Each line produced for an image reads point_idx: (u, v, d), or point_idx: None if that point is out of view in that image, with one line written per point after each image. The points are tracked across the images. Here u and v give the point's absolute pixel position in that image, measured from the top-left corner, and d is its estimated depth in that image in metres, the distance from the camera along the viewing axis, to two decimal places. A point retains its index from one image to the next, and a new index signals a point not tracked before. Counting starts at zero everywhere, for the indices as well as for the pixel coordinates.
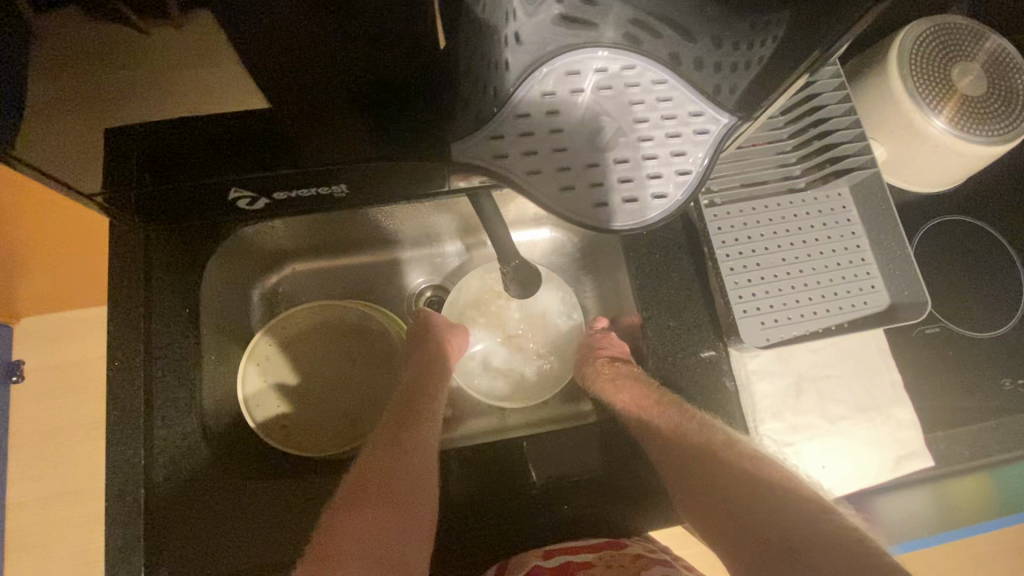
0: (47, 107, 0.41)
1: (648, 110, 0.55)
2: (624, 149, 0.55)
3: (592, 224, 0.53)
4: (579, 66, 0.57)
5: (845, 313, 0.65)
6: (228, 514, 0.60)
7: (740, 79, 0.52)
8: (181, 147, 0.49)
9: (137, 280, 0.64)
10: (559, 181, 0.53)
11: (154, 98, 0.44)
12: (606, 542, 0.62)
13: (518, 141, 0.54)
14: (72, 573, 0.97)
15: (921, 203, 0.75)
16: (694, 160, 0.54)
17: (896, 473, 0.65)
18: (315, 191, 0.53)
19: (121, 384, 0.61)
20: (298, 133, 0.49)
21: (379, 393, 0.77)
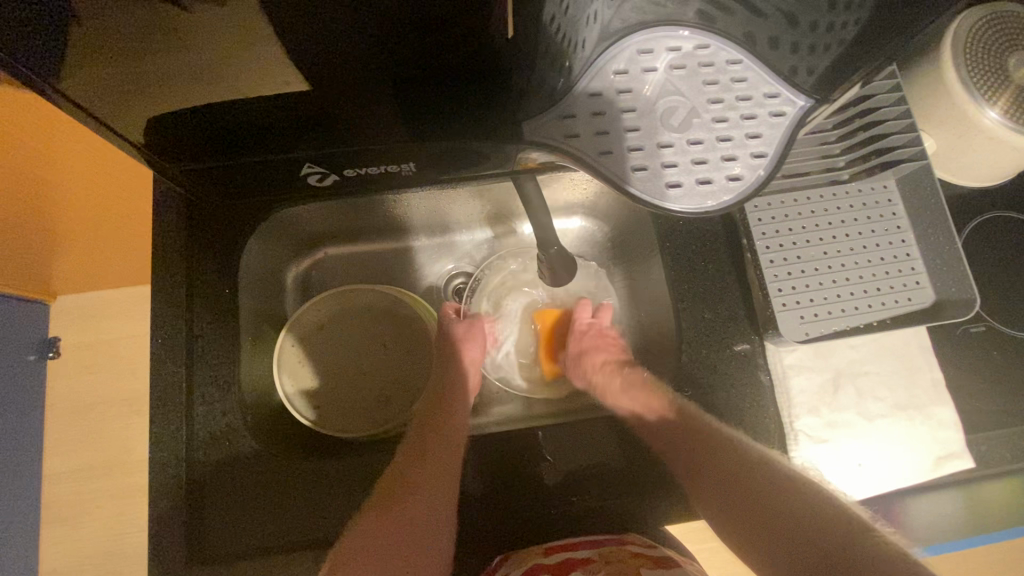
0: (92, 88, 0.40)
1: (723, 90, 0.54)
2: (698, 130, 0.53)
3: (665, 205, 0.51)
4: (652, 45, 0.55)
5: (889, 309, 0.64)
6: (266, 490, 0.62)
7: (818, 61, 0.52)
8: (236, 126, 0.46)
9: (180, 261, 0.66)
10: (631, 160, 0.52)
11: (201, 82, 0.41)
12: (608, 537, 0.60)
13: (589, 121, 0.53)
14: (105, 543, 1.00)
15: (969, 198, 0.73)
16: (771, 142, 0.52)
17: (935, 473, 0.64)
18: (382, 170, 0.51)
19: (164, 362, 0.63)
20: (348, 115, 0.46)
21: (412, 378, 0.79)
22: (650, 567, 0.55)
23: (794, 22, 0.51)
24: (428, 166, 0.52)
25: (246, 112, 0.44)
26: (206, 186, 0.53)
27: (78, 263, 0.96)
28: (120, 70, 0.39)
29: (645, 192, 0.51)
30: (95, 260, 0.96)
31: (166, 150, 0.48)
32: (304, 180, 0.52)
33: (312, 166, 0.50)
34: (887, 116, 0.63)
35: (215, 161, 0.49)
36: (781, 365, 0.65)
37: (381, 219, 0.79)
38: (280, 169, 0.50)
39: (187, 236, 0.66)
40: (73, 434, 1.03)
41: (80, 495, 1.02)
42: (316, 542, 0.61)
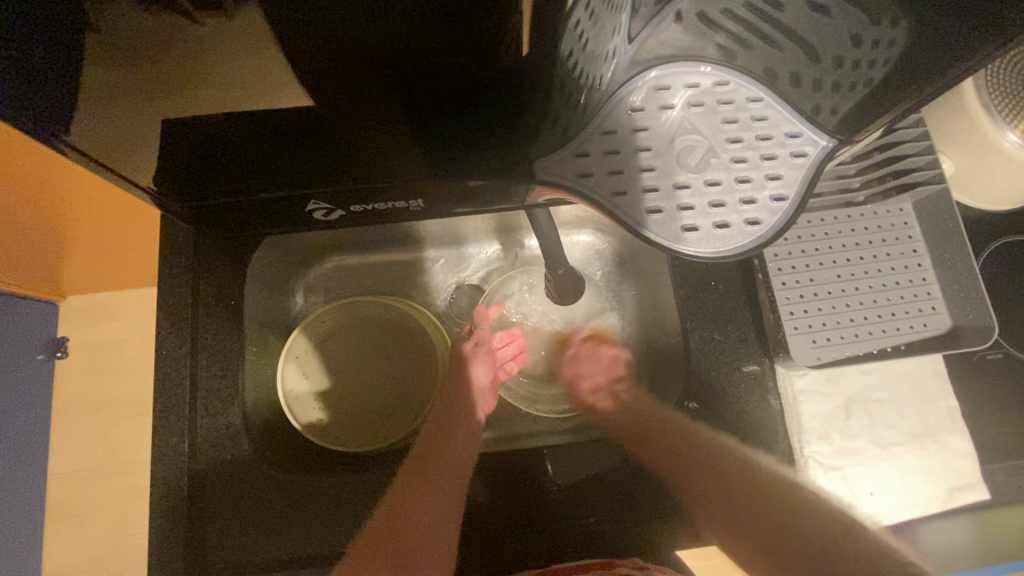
0: (102, 100, 0.37)
1: (742, 129, 0.54)
2: (715, 170, 0.52)
3: (681, 250, 0.50)
4: (669, 81, 0.55)
5: (905, 335, 0.63)
6: (267, 506, 0.61)
7: (842, 100, 0.51)
8: (239, 168, 0.46)
9: (186, 270, 0.65)
10: (645, 203, 0.51)
11: (209, 100, 0.39)
12: (598, 563, 0.60)
13: (603, 159, 0.52)
14: (107, 544, 1.00)
15: (987, 222, 0.71)
16: (789, 185, 0.51)
17: (948, 505, 0.62)
18: (387, 206, 0.52)
19: (167, 372, 0.62)
20: (358, 146, 0.44)
21: (417, 391, 0.78)
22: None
23: (816, 57, 0.51)
24: (431, 201, 0.52)
25: (248, 153, 0.44)
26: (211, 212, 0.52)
27: (87, 266, 0.96)
28: (124, 89, 0.37)
29: (660, 236, 0.50)
30: (105, 262, 0.96)
31: (177, 189, 0.49)
32: (311, 215, 0.53)
33: (319, 202, 0.50)
34: (905, 140, 0.62)
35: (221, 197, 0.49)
36: (792, 390, 0.64)
37: (389, 231, 0.79)
38: (289, 202, 0.50)
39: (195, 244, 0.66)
40: (79, 435, 1.04)
41: (84, 497, 1.02)
42: (316, 558, 0.60)
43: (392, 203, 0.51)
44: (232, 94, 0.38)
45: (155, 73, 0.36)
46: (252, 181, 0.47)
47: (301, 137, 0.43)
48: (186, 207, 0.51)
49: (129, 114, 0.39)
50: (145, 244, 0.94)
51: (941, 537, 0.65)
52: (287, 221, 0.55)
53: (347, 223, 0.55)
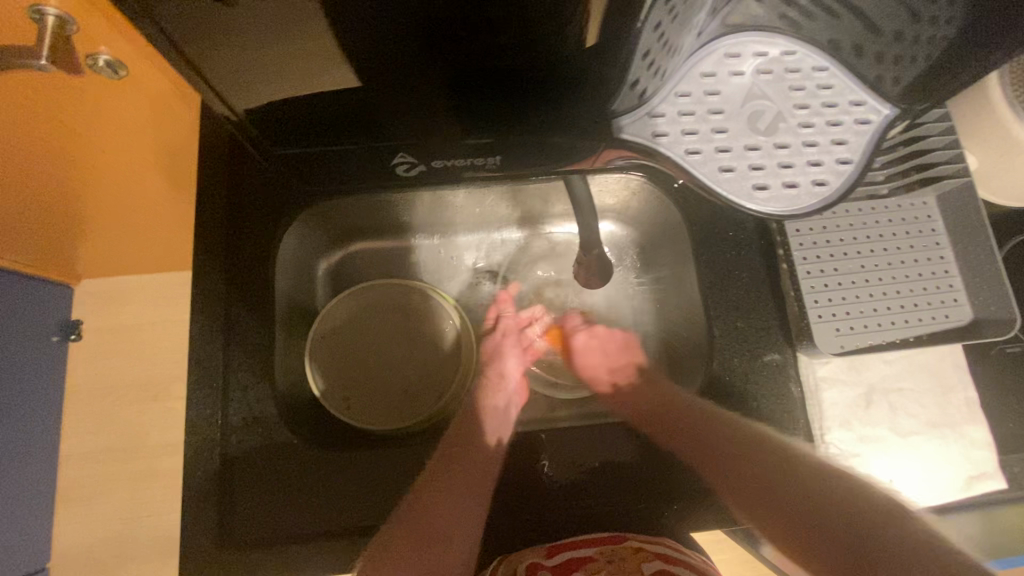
0: (232, 70, 0.40)
1: (809, 97, 0.55)
2: (784, 134, 0.54)
3: (751, 206, 0.53)
4: (739, 49, 0.56)
5: (927, 326, 0.64)
6: (297, 480, 0.63)
7: (906, 71, 0.52)
8: (332, 114, 0.46)
9: (221, 246, 0.67)
10: (717, 161, 0.53)
11: (293, 72, 0.41)
12: (609, 535, 0.60)
13: (677, 120, 0.54)
14: (110, 530, 0.95)
15: (1007, 219, 0.72)
16: (855, 148, 0.54)
17: (966, 493, 0.63)
18: (469, 162, 0.52)
19: (202, 345, 0.65)
20: (434, 98, 0.45)
21: (439, 376, 0.78)
22: (651, 563, 0.56)
23: (876, 29, 0.51)
24: (509, 159, 0.52)
25: (330, 103, 0.45)
26: (291, 167, 0.53)
27: (99, 250, 0.93)
28: (243, 67, 0.40)
29: (733, 192, 0.52)
30: (116, 249, 0.93)
31: (272, 130, 0.48)
32: (392, 168, 0.52)
33: (406, 155, 0.50)
34: (930, 134, 0.64)
35: (312, 142, 0.49)
36: (814, 376, 0.65)
37: (412, 215, 0.79)
38: (370, 158, 0.51)
39: (230, 221, 0.68)
40: (90, 417, 1.00)
41: (91, 480, 0.97)
42: (342, 529, 0.62)
43: (474, 158, 0.51)
44: (303, 64, 0.40)
45: (258, 58, 0.39)
46: (340, 137, 0.48)
47: (398, 90, 0.44)
48: (273, 151, 0.50)
49: (230, 89, 0.42)
50: (166, 237, 0.92)
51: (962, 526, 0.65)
52: (365, 175, 0.54)
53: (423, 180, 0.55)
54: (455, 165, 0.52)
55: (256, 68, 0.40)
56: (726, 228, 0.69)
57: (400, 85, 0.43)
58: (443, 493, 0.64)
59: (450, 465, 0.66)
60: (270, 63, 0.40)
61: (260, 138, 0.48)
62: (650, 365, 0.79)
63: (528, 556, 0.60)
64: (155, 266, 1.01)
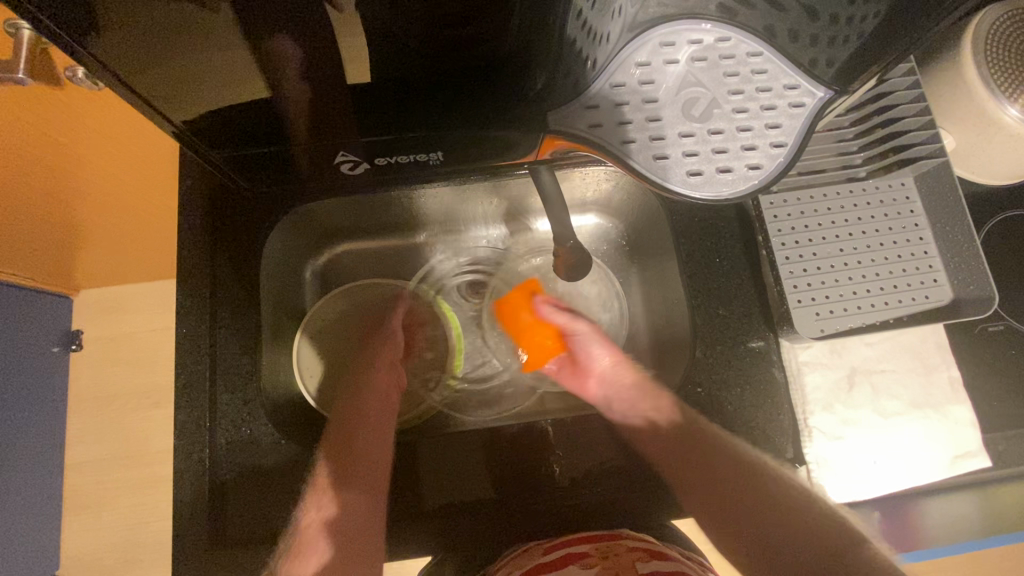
0: (168, 85, 0.40)
1: (743, 82, 0.52)
2: (718, 120, 0.52)
3: (685, 192, 0.50)
4: (674, 37, 0.53)
5: (906, 306, 0.64)
6: (288, 480, 0.64)
7: (838, 52, 0.50)
8: (272, 116, 0.45)
9: (205, 253, 0.68)
10: (652, 149, 0.51)
11: (220, 84, 0.41)
12: (604, 533, 0.61)
13: (613, 112, 0.51)
14: (120, 535, 0.96)
15: (989, 197, 0.72)
16: (790, 131, 0.51)
17: (953, 472, 0.63)
18: (414, 157, 0.49)
19: (188, 351, 0.65)
20: (377, 99, 0.44)
21: (423, 373, 0.81)
22: (645, 562, 0.57)
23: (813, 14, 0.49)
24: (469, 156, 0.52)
25: (273, 110, 0.44)
26: (241, 169, 0.51)
27: (96, 260, 0.94)
28: (178, 81, 0.40)
29: (669, 180, 0.50)
30: (113, 259, 0.94)
31: (209, 139, 0.47)
32: (336, 168, 0.51)
33: (348, 154, 0.49)
34: (907, 115, 0.63)
35: (256, 145, 0.47)
36: (796, 361, 0.66)
37: (396, 213, 0.79)
38: (315, 158, 0.49)
39: (213, 233, 0.68)
40: (96, 425, 1.00)
41: (99, 488, 0.98)
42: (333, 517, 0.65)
43: (418, 155, 0.49)
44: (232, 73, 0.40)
45: (199, 73, 0.39)
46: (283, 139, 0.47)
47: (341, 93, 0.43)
48: (216, 155, 0.48)
49: (166, 104, 0.42)
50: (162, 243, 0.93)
51: (944, 506, 0.65)
52: (311, 176, 0.53)
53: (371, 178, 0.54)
54: (399, 163, 0.50)
55: (190, 80, 0.40)
56: (706, 217, 0.70)
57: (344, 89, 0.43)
58: (344, 491, 0.66)
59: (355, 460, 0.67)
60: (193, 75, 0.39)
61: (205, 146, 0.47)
62: (639, 354, 0.80)
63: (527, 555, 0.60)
64: (152, 274, 1.01)
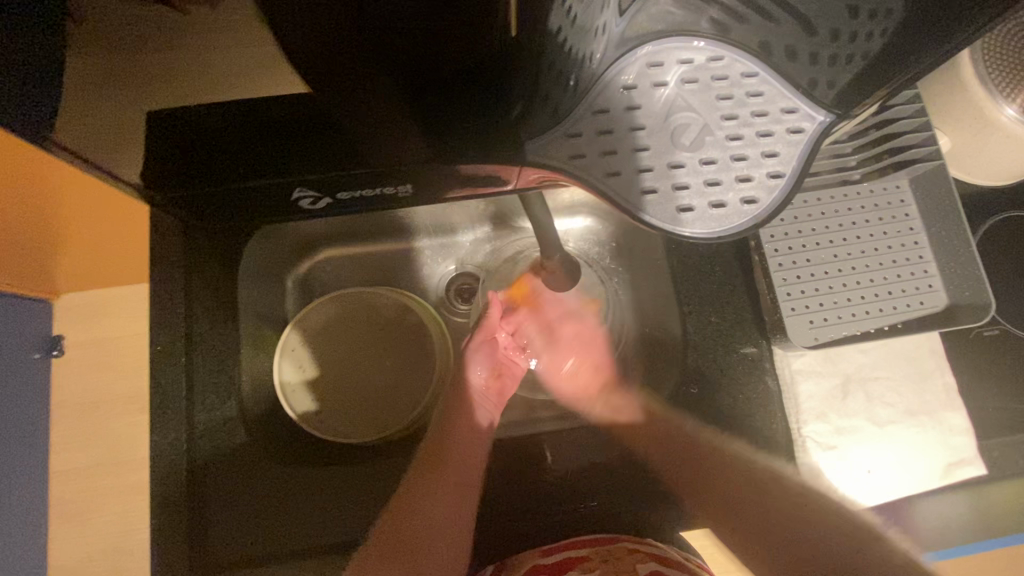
0: (114, 101, 0.37)
1: (737, 106, 0.49)
2: (710, 149, 0.49)
3: (675, 232, 0.46)
4: (662, 58, 0.51)
5: (902, 314, 0.63)
6: (269, 500, 0.61)
7: (840, 73, 0.48)
8: (227, 148, 0.41)
9: (178, 263, 0.65)
10: (639, 183, 0.47)
11: (151, 95, 0.38)
12: (598, 535, 0.62)
13: (597, 139, 0.48)
14: (105, 546, 0.93)
15: (981, 200, 0.71)
16: (787, 162, 0.48)
17: (944, 481, 0.63)
18: (381, 191, 0.46)
19: (163, 367, 0.63)
20: (345, 131, 0.41)
21: (413, 388, 0.76)
22: (645, 564, 0.57)
23: (812, 30, 0.49)
24: (441, 183, 0.47)
25: (233, 134, 0.41)
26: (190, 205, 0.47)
27: (73, 265, 0.90)
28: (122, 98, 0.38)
29: (656, 217, 0.47)
30: (89, 265, 0.90)
31: (157, 179, 0.43)
32: (293, 204, 0.47)
33: (306, 189, 0.44)
34: (902, 118, 0.61)
35: (203, 183, 0.42)
36: (789, 369, 0.64)
37: (384, 219, 0.77)
38: (270, 196, 0.45)
39: (187, 245, 0.66)
40: (75, 434, 0.96)
41: (83, 498, 0.94)
42: (322, 548, 0.61)
43: (383, 187, 0.45)
44: (165, 83, 0.37)
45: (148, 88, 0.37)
46: (229, 176, 0.42)
47: (310, 121, 0.40)
48: (158, 193, 0.44)
49: (111, 128, 0.39)
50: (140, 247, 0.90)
51: (941, 513, 0.64)
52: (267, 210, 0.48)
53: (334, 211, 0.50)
54: (363, 196, 0.46)
55: (138, 96, 0.38)
56: None
57: (314, 122, 0.40)
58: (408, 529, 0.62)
59: (427, 485, 0.63)
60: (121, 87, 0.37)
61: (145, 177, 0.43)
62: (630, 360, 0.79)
63: (526, 560, 0.60)
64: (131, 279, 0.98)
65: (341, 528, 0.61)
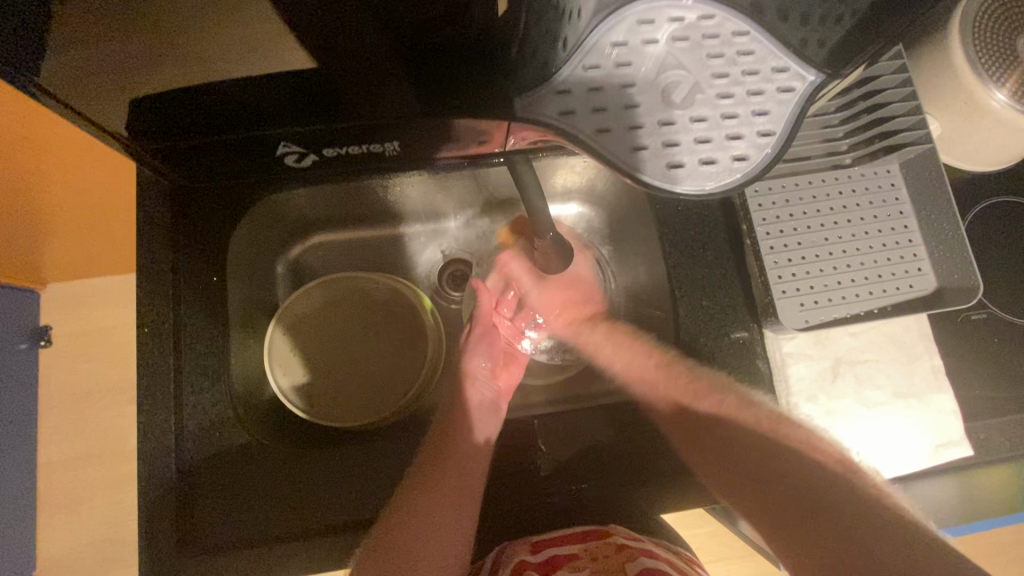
0: (99, 71, 0.37)
1: (728, 65, 0.49)
2: (701, 107, 0.49)
3: (667, 187, 0.47)
4: (653, 15, 0.50)
5: (890, 295, 0.63)
6: (257, 484, 0.61)
7: (832, 33, 0.48)
8: (216, 104, 0.41)
9: (165, 243, 0.64)
10: (630, 139, 0.47)
11: (143, 73, 0.37)
12: (591, 530, 0.61)
13: (586, 97, 0.48)
14: (93, 537, 0.91)
15: (970, 184, 0.72)
16: (777, 120, 0.48)
17: (934, 462, 0.63)
18: (371, 149, 0.47)
19: (150, 350, 0.62)
20: (344, 92, 0.41)
21: (404, 371, 0.75)
22: (634, 561, 0.56)
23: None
24: (434, 148, 0.48)
25: (219, 96, 0.40)
26: (183, 162, 0.48)
27: (61, 252, 0.88)
28: (104, 70, 0.37)
29: (646, 173, 0.46)
30: (74, 252, 0.89)
31: (140, 134, 0.43)
32: (280, 160, 0.48)
33: (290, 144, 0.45)
34: (890, 101, 0.61)
35: (191, 138, 0.44)
36: (780, 352, 0.65)
37: (376, 204, 0.77)
38: (260, 149, 0.45)
39: (173, 226, 0.65)
40: (62, 424, 0.94)
41: (71, 488, 0.92)
42: (309, 532, 0.60)
43: (379, 147, 0.46)
44: (148, 64, 0.37)
45: (132, 62, 0.36)
46: (214, 130, 0.43)
47: (298, 80, 0.40)
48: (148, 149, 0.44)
49: (96, 96, 0.39)
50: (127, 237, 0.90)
51: (929, 494, 0.65)
52: (255, 165, 0.49)
53: (323, 170, 0.51)
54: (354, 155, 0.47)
55: (117, 66, 0.37)
56: (691, 206, 0.68)
57: (305, 83, 0.40)
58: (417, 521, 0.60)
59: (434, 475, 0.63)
60: (108, 63, 0.36)
61: (133, 136, 0.43)
62: None
63: (516, 555, 0.60)
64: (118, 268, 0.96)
65: (328, 513, 0.61)
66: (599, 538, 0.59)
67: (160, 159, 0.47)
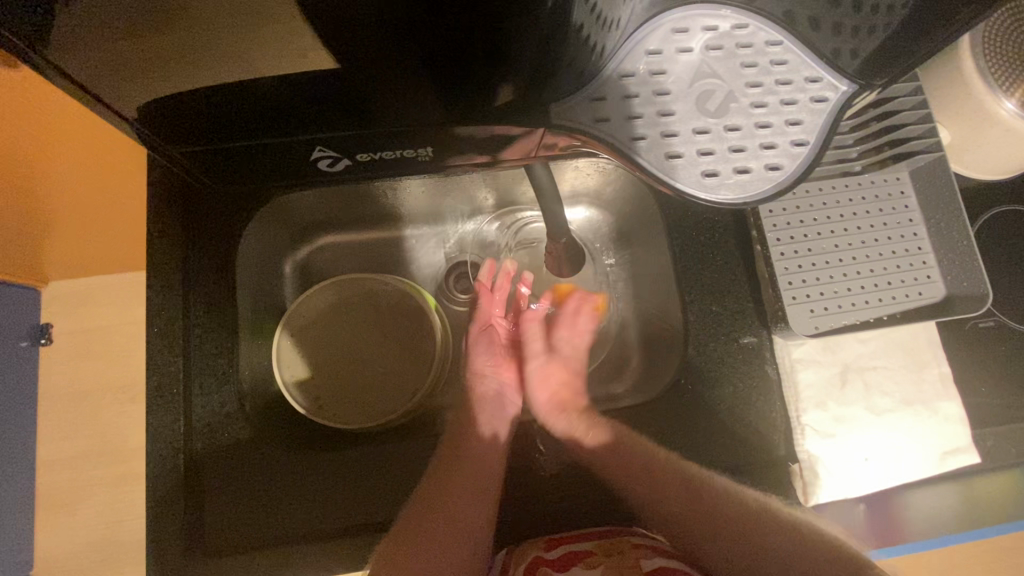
0: (121, 67, 0.37)
1: (762, 74, 0.50)
2: (735, 115, 0.49)
3: (700, 195, 0.47)
4: (688, 24, 0.51)
5: (900, 302, 0.63)
6: (266, 485, 0.61)
7: (864, 43, 0.47)
8: (254, 108, 0.41)
9: (178, 242, 0.64)
10: (665, 147, 0.48)
11: (166, 72, 0.37)
12: (606, 530, 0.61)
13: (622, 104, 0.48)
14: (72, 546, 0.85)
15: (978, 193, 0.72)
16: (811, 129, 0.48)
17: (940, 469, 0.63)
18: (397, 153, 0.48)
19: (159, 349, 0.62)
20: (368, 96, 0.41)
21: (412, 374, 0.75)
22: (648, 560, 0.57)
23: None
24: (450, 150, 0.48)
25: (252, 99, 0.40)
26: (203, 163, 0.48)
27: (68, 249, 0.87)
28: (128, 67, 0.37)
29: (680, 181, 0.47)
30: None
31: (161, 131, 0.43)
32: (313, 164, 0.48)
33: (324, 149, 0.46)
34: (902, 108, 0.61)
35: (217, 140, 0.44)
36: (789, 358, 0.65)
37: (385, 205, 0.77)
38: (285, 153, 0.46)
39: (186, 225, 0.65)
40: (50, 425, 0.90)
41: None
42: (316, 534, 0.60)
43: (396, 150, 0.47)
44: (171, 63, 0.37)
45: (156, 61, 0.36)
46: (240, 134, 0.43)
47: (323, 86, 0.40)
48: (171, 149, 0.45)
49: (118, 90, 0.39)
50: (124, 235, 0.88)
51: (936, 502, 0.65)
52: (277, 168, 0.49)
53: (351, 173, 0.51)
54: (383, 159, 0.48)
55: (141, 64, 0.37)
56: (700, 211, 0.68)
57: (332, 88, 0.40)
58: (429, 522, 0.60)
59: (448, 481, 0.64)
60: (132, 61, 0.36)
61: (153, 131, 0.43)
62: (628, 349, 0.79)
63: (530, 552, 0.60)
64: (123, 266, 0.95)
65: (336, 517, 0.61)
66: (614, 537, 0.60)
67: (183, 160, 0.47)
